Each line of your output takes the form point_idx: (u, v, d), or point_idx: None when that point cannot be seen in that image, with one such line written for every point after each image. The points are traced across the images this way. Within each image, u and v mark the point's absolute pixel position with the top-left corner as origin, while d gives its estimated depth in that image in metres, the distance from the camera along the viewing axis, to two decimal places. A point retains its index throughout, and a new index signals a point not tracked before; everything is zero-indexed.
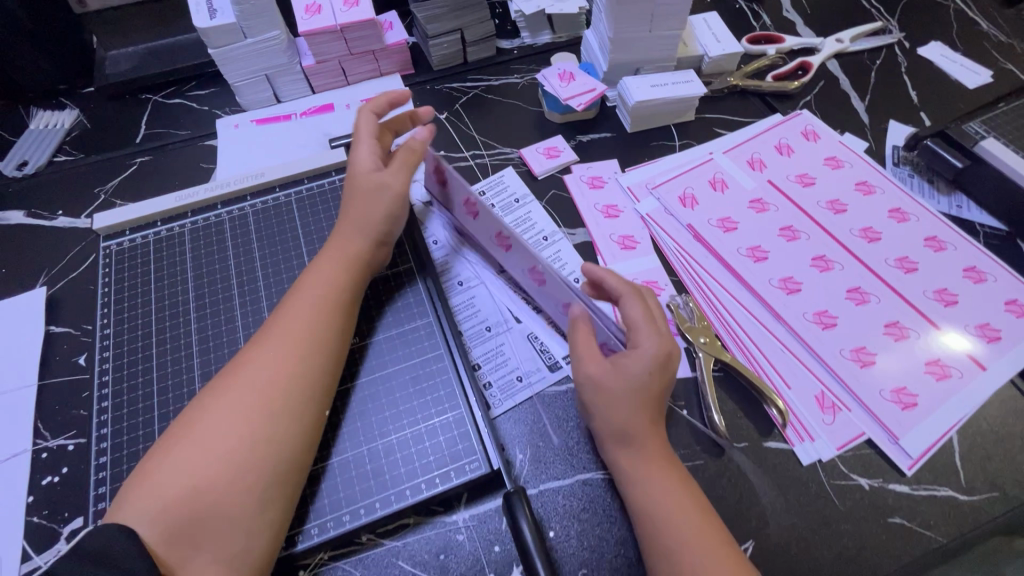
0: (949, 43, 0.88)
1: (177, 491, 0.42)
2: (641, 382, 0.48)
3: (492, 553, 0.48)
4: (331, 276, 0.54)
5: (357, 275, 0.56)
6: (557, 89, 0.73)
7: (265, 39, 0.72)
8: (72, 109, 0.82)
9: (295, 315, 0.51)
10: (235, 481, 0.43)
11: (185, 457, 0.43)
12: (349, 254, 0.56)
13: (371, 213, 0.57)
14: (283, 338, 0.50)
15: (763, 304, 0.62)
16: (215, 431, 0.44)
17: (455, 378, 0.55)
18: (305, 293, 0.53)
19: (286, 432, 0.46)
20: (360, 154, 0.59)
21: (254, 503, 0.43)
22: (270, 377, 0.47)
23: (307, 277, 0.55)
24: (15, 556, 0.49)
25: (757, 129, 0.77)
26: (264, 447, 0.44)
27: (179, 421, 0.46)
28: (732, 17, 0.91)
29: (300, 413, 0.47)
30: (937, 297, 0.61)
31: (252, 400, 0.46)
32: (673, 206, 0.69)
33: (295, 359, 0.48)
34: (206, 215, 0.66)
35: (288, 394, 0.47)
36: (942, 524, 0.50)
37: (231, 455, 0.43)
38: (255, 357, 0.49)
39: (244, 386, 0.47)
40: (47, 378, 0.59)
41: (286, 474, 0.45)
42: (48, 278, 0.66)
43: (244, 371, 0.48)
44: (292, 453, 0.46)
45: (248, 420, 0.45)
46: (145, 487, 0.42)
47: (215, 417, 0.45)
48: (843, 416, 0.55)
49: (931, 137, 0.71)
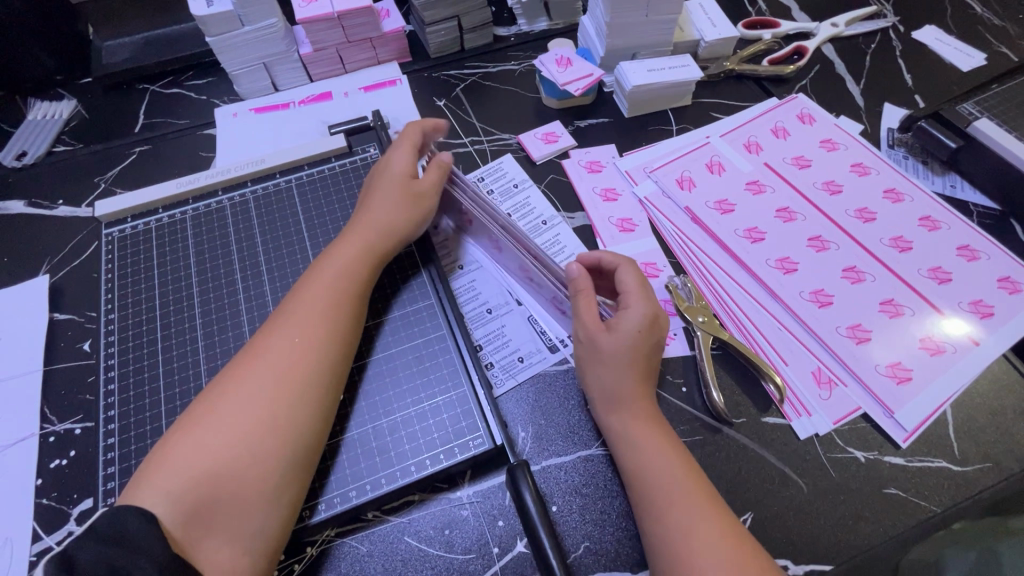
0: (943, 27, 0.88)
1: (195, 474, 0.42)
2: (637, 343, 0.50)
3: (496, 528, 0.49)
4: (348, 263, 0.55)
5: (372, 264, 0.56)
6: (555, 74, 0.74)
7: (262, 26, 0.73)
8: (70, 99, 0.82)
9: (307, 301, 0.51)
10: (252, 465, 0.43)
11: (203, 440, 0.43)
12: (365, 244, 0.56)
13: (385, 204, 0.57)
14: (295, 323, 0.50)
15: (761, 283, 0.63)
16: (231, 415, 0.45)
17: (457, 358, 0.56)
18: (318, 280, 0.53)
19: (304, 419, 0.46)
20: (391, 158, 0.60)
21: (271, 488, 0.44)
22: (288, 364, 0.47)
23: (323, 264, 0.55)
24: (27, 536, 0.50)
25: (753, 113, 0.77)
26: (282, 432, 0.45)
27: (195, 403, 0.46)
28: (728, 3, 0.92)
29: (315, 398, 0.47)
30: (931, 275, 0.62)
31: (271, 386, 0.46)
32: (671, 188, 0.69)
33: (313, 347, 0.49)
34: (207, 201, 0.67)
35: (301, 379, 0.47)
36: (935, 494, 0.51)
37: (250, 439, 0.44)
38: (267, 343, 0.49)
39: (259, 370, 0.47)
40: (52, 364, 0.60)
41: (300, 457, 0.46)
42: (51, 266, 0.67)
43: (256, 356, 0.48)
44: (307, 438, 0.46)
45: (267, 406, 0.45)
46: (160, 469, 0.42)
47: (230, 402, 0.45)
48: (839, 391, 0.56)
49: (925, 119, 0.72)
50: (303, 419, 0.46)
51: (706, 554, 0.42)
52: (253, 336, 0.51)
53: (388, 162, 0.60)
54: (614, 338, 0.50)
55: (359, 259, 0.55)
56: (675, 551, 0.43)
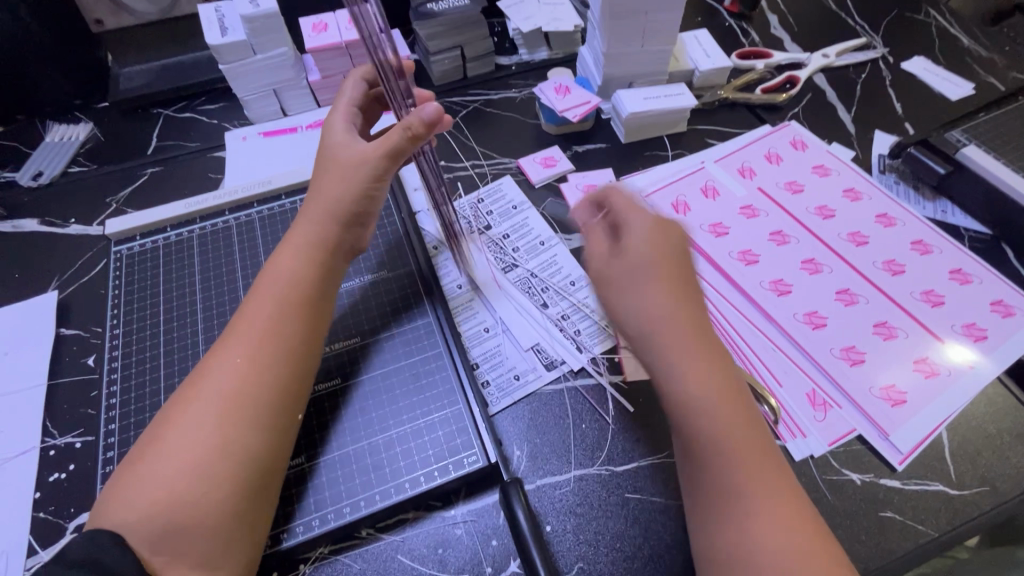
0: (931, 58, 0.91)
1: (149, 505, 0.41)
2: (661, 246, 0.49)
3: (490, 547, 0.49)
4: (293, 265, 0.52)
5: (311, 259, 0.53)
6: (553, 101, 0.76)
7: (274, 55, 0.76)
8: (87, 122, 0.85)
9: (249, 317, 0.50)
10: (206, 492, 0.42)
11: (154, 468, 0.43)
12: (317, 239, 0.54)
13: (338, 194, 0.54)
14: (238, 339, 0.48)
15: (755, 305, 0.64)
16: (177, 445, 0.44)
17: (453, 375, 0.57)
18: (261, 286, 0.52)
19: (252, 439, 0.45)
20: (333, 122, 0.58)
21: (230, 518, 0.43)
22: (230, 386, 0.46)
23: (265, 269, 0.53)
24: (22, 550, 0.50)
25: (747, 139, 0.79)
26: (232, 456, 0.44)
27: (151, 428, 0.46)
28: (722, 35, 0.96)
29: (265, 419, 0.46)
30: (924, 298, 0.63)
31: (214, 409, 0.45)
32: (666, 212, 0.71)
33: (255, 366, 0.47)
34: (214, 220, 0.69)
35: (240, 400, 0.46)
36: (932, 518, 0.51)
37: (196, 466, 0.43)
38: (213, 364, 0.47)
39: (199, 396, 0.46)
40: (57, 378, 0.61)
41: (257, 478, 0.45)
42: (60, 283, 0.68)
43: (200, 378, 0.47)
44: (260, 459, 0.45)
45: (213, 430, 0.44)
46: (121, 499, 0.42)
47: (178, 429, 0.44)
48: (834, 414, 0.56)
49: (914, 146, 0.75)
50: (251, 440, 0.45)
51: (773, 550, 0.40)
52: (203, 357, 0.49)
53: (330, 125, 0.58)
54: (641, 275, 0.48)
55: (305, 256, 0.53)
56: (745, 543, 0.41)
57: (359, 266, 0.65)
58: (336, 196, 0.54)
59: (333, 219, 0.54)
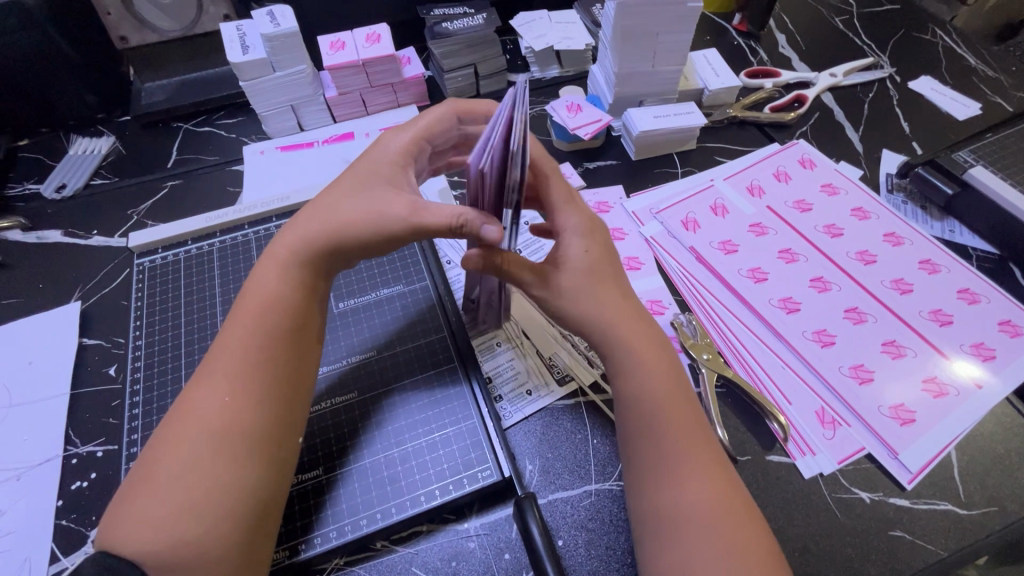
0: (938, 78, 0.93)
1: (153, 540, 0.41)
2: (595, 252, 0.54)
3: (502, 561, 0.50)
4: (279, 292, 0.52)
5: (301, 288, 0.53)
6: (565, 119, 0.78)
7: (292, 72, 0.78)
8: (109, 136, 0.87)
9: (231, 347, 0.49)
10: (206, 528, 0.42)
11: (152, 504, 0.42)
12: (305, 266, 0.53)
13: (333, 221, 0.52)
14: (221, 373, 0.47)
15: (765, 322, 0.64)
16: (172, 480, 0.43)
17: (467, 391, 0.58)
18: (241, 315, 0.51)
19: (245, 470, 0.45)
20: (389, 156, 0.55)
21: (235, 547, 0.42)
22: (220, 418, 0.46)
23: (246, 296, 0.52)
24: (44, 557, 0.51)
25: (756, 158, 0.81)
26: (230, 488, 0.43)
27: (142, 462, 0.45)
28: (731, 54, 0.97)
29: (260, 451, 0.46)
30: (932, 317, 0.64)
31: (205, 443, 0.44)
32: (676, 229, 0.72)
33: (243, 396, 0.47)
34: (234, 234, 0.70)
35: (233, 432, 0.45)
36: (941, 537, 0.51)
37: (195, 501, 0.42)
38: (195, 399, 0.47)
39: (189, 430, 0.45)
40: (79, 388, 0.62)
41: (258, 506, 0.45)
42: (83, 293, 0.70)
43: (186, 412, 0.46)
44: (260, 492, 0.45)
45: (208, 463, 0.44)
46: (123, 534, 0.41)
47: (168, 470, 0.44)
48: (844, 431, 0.57)
49: (923, 166, 0.76)
50: (246, 471, 0.45)
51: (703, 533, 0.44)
52: (182, 392, 0.48)
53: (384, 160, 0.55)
54: (585, 255, 0.53)
55: (287, 282, 0.52)
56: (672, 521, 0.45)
57: (375, 281, 0.66)
58: (326, 221, 0.52)
59: (326, 248, 0.52)
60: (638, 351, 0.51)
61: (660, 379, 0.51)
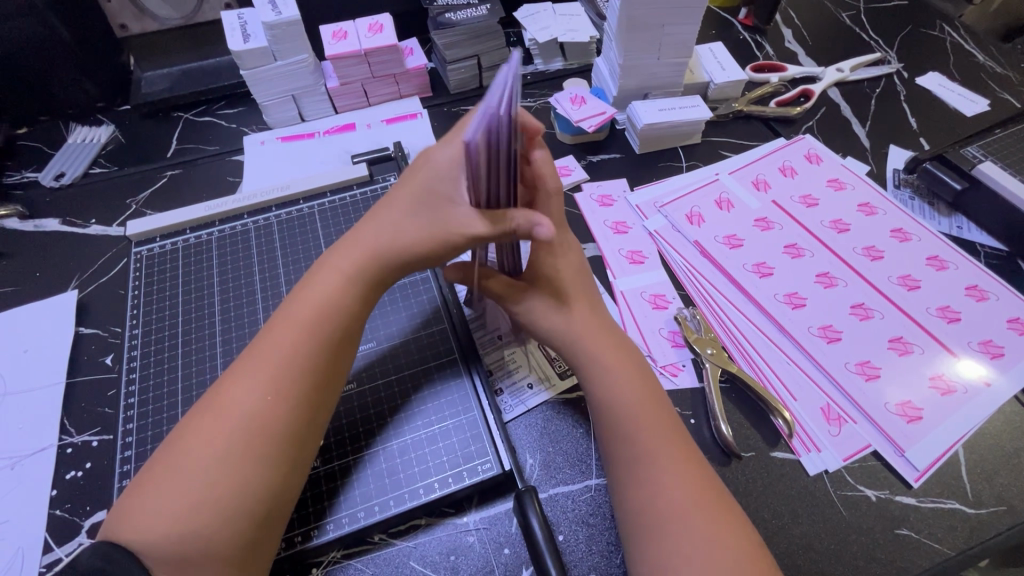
0: (946, 73, 0.92)
1: (166, 533, 0.40)
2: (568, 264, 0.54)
3: (502, 556, 0.49)
4: (325, 291, 0.50)
5: (349, 288, 0.51)
6: (569, 112, 0.77)
7: (294, 61, 0.77)
8: (109, 125, 0.86)
9: (274, 345, 0.47)
10: (220, 528, 0.41)
11: (170, 496, 0.41)
12: (364, 273, 0.51)
13: (401, 230, 0.50)
14: (261, 371, 0.46)
15: (769, 317, 0.63)
16: (193, 474, 0.42)
17: (471, 384, 0.57)
18: (289, 314, 0.49)
19: (271, 474, 0.44)
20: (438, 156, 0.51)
21: (247, 549, 0.42)
22: (254, 419, 0.44)
23: (298, 292, 0.51)
24: (38, 548, 0.50)
25: (761, 152, 0.80)
26: (252, 490, 0.43)
27: (161, 449, 0.44)
28: (737, 47, 0.96)
29: (286, 456, 0.45)
30: (940, 314, 0.63)
31: (236, 443, 0.43)
32: (680, 223, 0.71)
33: (281, 400, 0.45)
34: (233, 224, 0.70)
35: (267, 436, 0.44)
36: (949, 536, 0.51)
37: (216, 499, 0.41)
38: (230, 391, 0.45)
39: (221, 427, 0.44)
40: (75, 377, 0.61)
41: (272, 508, 0.44)
42: (80, 282, 0.69)
43: (218, 407, 0.45)
44: (275, 495, 0.44)
45: (234, 464, 0.43)
46: (135, 524, 0.41)
47: (192, 462, 0.42)
48: (849, 428, 0.56)
49: (931, 161, 0.75)
50: (271, 474, 0.44)
51: (684, 532, 0.43)
52: (217, 381, 0.47)
53: (433, 159, 0.51)
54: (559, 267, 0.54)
55: (340, 287, 0.50)
56: (655, 519, 0.44)
57: None
58: (394, 231, 0.51)
59: (384, 254, 0.51)
60: (605, 362, 0.51)
61: (627, 385, 0.50)
